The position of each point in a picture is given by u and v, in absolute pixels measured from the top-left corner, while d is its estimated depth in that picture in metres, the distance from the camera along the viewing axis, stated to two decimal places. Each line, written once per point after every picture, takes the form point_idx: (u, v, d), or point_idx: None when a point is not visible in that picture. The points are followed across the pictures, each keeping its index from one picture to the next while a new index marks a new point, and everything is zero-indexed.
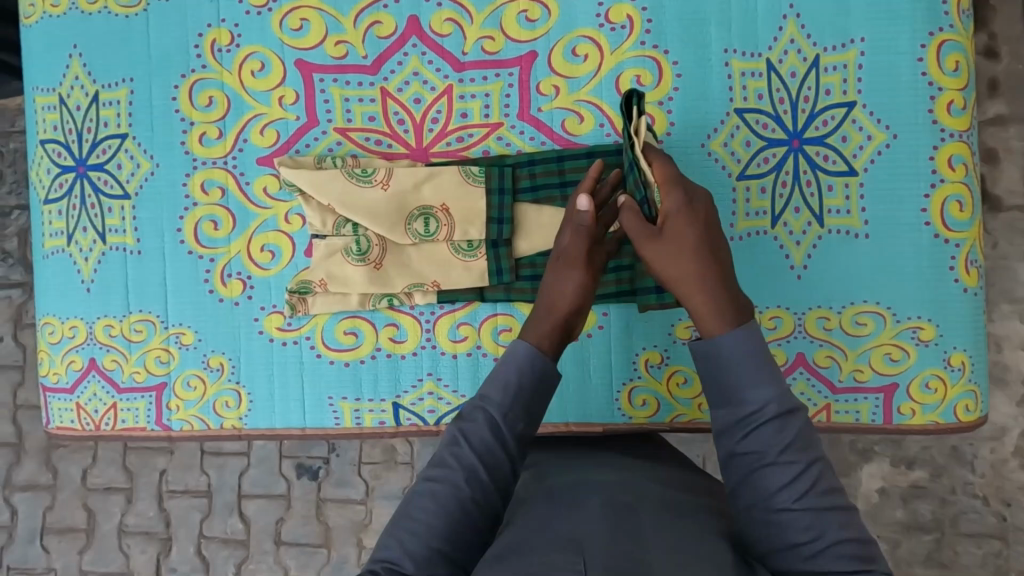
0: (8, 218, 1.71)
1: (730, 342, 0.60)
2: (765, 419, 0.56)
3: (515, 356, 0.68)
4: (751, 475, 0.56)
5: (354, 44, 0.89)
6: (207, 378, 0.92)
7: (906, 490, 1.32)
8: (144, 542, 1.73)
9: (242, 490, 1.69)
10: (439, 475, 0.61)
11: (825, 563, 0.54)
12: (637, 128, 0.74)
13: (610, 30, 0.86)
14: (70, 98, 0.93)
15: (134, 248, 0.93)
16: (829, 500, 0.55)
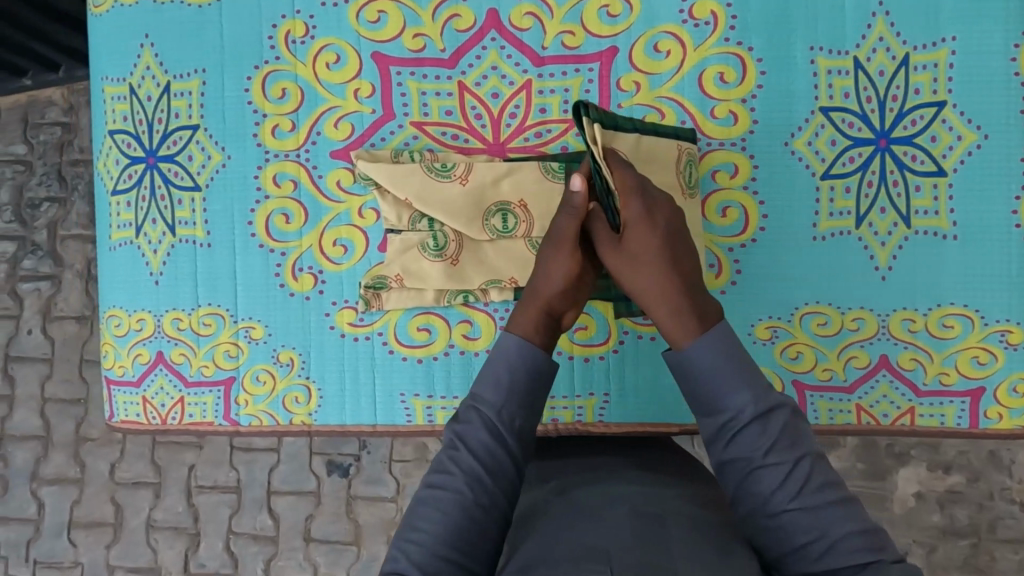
0: (37, 210, 1.71)
1: (703, 349, 0.63)
2: (744, 423, 0.59)
3: (507, 353, 0.68)
4: (743, 482, 0.59)
5: (432, 37, 0.88)
6: (276, 373, 0.91)
7: (942, 495, 1.35)
8: (172, 537, 1.71)
9: (271, 487, 1.67)
10: (441, 480, 0.62)
11: (836, 562, 0.54)
12: (591, 136, 0.73)
13: (693, 26, 0.85)
14: (141, 88, 0.92)
15: (204, 240, 0.92)
16: (828, 496, 0.56)
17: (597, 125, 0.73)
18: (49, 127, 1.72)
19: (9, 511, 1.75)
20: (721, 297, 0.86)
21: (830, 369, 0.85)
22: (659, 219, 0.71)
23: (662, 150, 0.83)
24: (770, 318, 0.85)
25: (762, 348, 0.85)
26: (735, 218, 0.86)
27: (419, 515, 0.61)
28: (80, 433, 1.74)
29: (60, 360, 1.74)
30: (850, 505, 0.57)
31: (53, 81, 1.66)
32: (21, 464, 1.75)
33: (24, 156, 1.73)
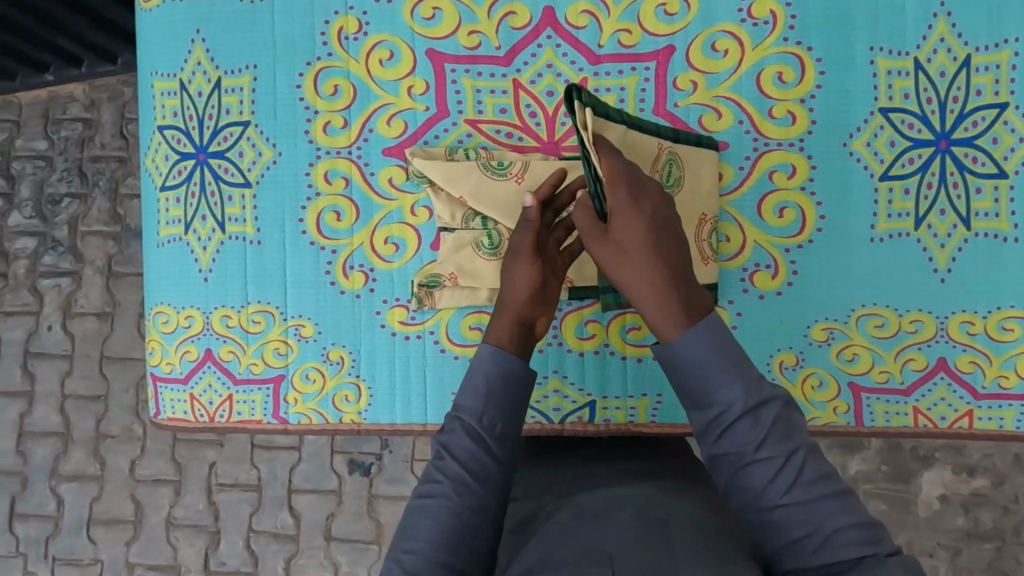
0: (58, 206, 1.70)
1: (694, 342, 0.59)
2: (735, 419, 0.56)
3: (482, 361, 0.69)
4: (734, 478, 0.57)
5: (488, 34, 0.87)
6: (326, 371, 0.91)
7: (967, 498, 1.35)
8: (193, 534, 1.69)
9: (293, 485, 1.66)
10: (430, 490, 0.62)
11: (829, 557, 0.53)
12: (581, 120, 0.70)
13: (752, 25, 0.85)
14: (192, 84, 0.91)
15: (254, 237, 0.91)
16: (823, 491, 0.54)
17: (588, 112, 0.70)
18: (70, 124, 1.72)
19: (29, 508, 1.74)
20: (776, 298, 0.86)
21: (887, 371, 0.84)
22: (646, 206, 0.65)
23: (642, 149, 0.81)
24: (826, 319, 0.85)
25: (819, 350, 0.85)
26: (792, 218, 0.85)
27: (411, 526, 0.61)
28: (100, 430, 1.72)
29: (80, 356, 1.72)
30: (846, 498, 0.55)
31: (74, 77, 1.65)
32: (40, 460, 1.74)
33: (44, 151, 1.73)
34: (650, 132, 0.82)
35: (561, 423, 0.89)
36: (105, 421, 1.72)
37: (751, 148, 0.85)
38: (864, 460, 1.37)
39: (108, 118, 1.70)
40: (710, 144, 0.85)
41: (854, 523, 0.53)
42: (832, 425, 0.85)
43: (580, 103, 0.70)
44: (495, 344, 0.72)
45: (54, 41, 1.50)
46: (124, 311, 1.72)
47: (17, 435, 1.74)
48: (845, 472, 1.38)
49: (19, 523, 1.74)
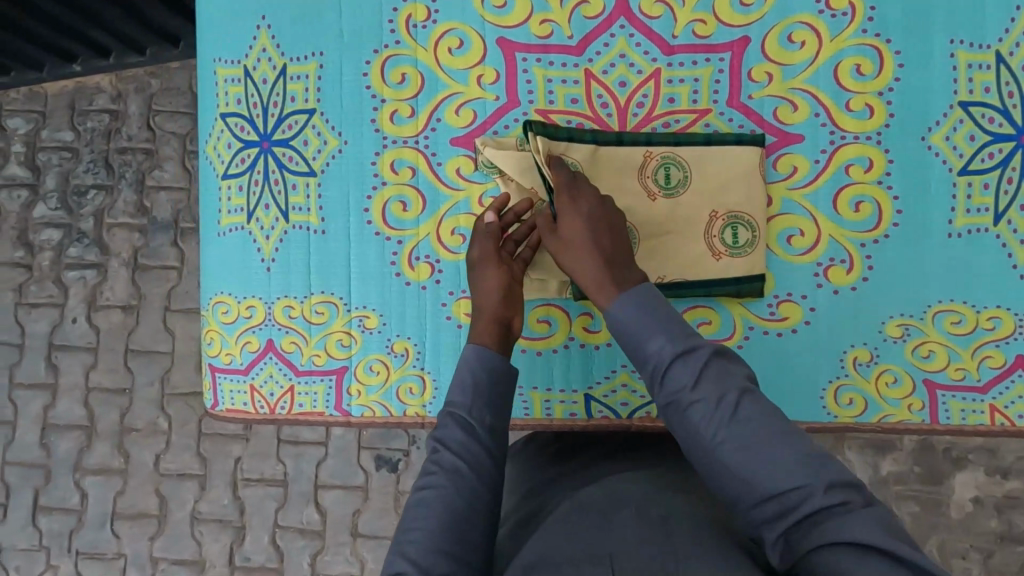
0: (86, 199, 1.67)
1: (624, 308, 0.68)
2: (667, 365, 0.63)
3: (467, 358, 0.74)
4: (679, 423, 0.62)
5: (560, 23, 0.86)
6: (391, 363, 0.90)
7: (1000, 500, 1.34)
8: (218, 530, 1.62)
9: (319, 480, 1.59)
10: (427, 482, 0.65)
11: (778, 488, 0.55)
12: (535, 144, 0.81)
13: (830, 16, 0.84)
14: (257, 71, 0.90)
15: (318, 227, 0.90)
16: (761, 424, 0.58)
17: (540, 139, 0.81)
18: (98, 115, 1.68)
19: (53, 501, 1.67)
20: (851, 293, 0.85)
21: (963, 368, 0.84)
22: (583, 205, 0.77)
23: (621, 158, 0.85)
24: (902, 315, 0.84)
25: (893, 346, 0.84)
26: (868, 212, 0.84)
27: (409, 520, 0.63)
28: (125, 423, 1.66)
29: (105, 349, 1.66)
30: (790, 434, 0.58)
31: (101, 68, 1.63)
32: (64, 454, 1.67)
33: (71, 143, 1.68)
34: (633, 142, 0.85)
35: (629, 419, 0.88)
36: (130, 414, 1.66)
37: (827, 141, 0.84)
38: (896, 461, 1.36)
39: (136, 109, 1.66)
40: (721, 139, 0.84)
41: (798, 456, 0.56)
42: (906, 422, 0.84)
43: (533, 130, 0.82)
44: (476, 344, 0.76)
45: (87, 32, 1.49)
46: (149, 304, 1.66)
47: (41, 428, 1.68)
48: (876, 472, 1.37)
49: (43, 516, 1.67)
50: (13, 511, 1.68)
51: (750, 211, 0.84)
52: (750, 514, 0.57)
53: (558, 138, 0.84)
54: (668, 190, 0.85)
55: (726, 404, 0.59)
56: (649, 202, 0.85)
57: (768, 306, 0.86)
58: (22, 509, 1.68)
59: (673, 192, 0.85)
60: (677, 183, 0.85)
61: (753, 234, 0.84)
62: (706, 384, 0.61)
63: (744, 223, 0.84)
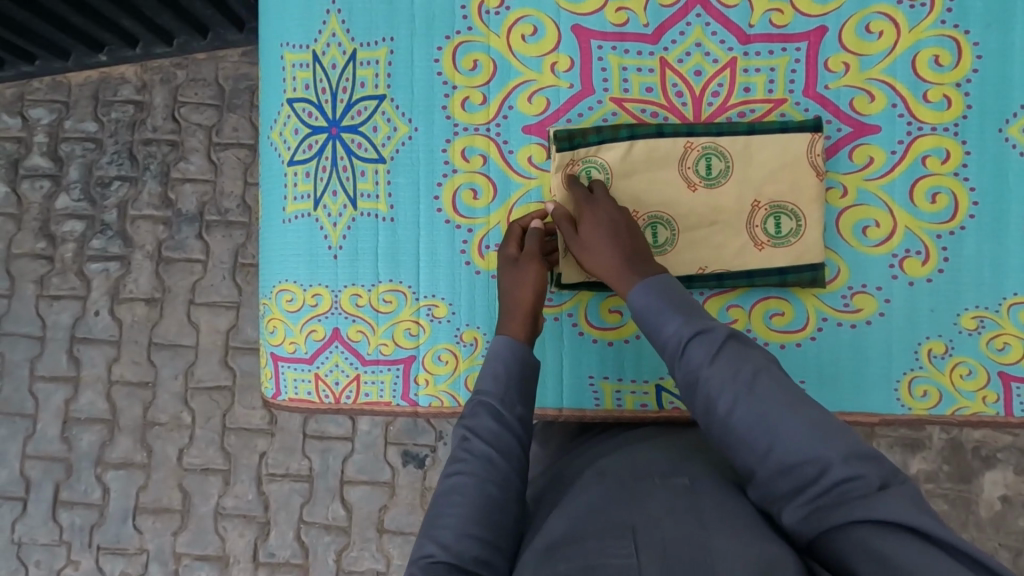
0: (109, 189, 1.63)
1: (644, 293, 0.69)
2: (685, 344, 0.63)
3: (496, 352, 0.75)
4: (693, 400, 0.61)
5: (636, 11, 0.86)
6: (459, 353, 0.89)
7: None
8: (243, 525, 1.59)
9: (345, 476, 1.56)
10: (458, 469, 0.66)
11: (790, 461, 0.54)
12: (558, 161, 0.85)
13: (909, 7, 0.83)
14: (326, 56, 0.89)
15: (387, 215, 0.89)
16: (776, 400, 0.57)
17: (560, 154, 0.85)
18: (122, 105, 1.64)
19: (74, 495, 1.63)
20: (926, 286, 0.84)
21: None
22: (601, 215, 0.78)
23: (663, 149, 0.84)
24: (977, 307, 0.84)
25: (969, 339, 0.84)
26: (944, 204, 0.84)
27: (439, 506, 0.64)
28: (148, 417, 1.62)
29: (128, 342, 1.63)
30: (806, 408, 0.57)
31: (128, 59, 1.61)
32: (86, 447, 1.64)
33: (94, 134, 1.65)
34: (673, 134, 0.84)
35: None
36: (154, 408, 1.62)
37: (904, 132, 0.84)
38: (926, 459, 1.35)
39: (161, 101, 1.63)
40: (764, 130, 0.83)
41: (814, 430, 0.55)
42: (981, 415, 0.84)
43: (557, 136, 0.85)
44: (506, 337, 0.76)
45: (118, 21, 1.47)
46: (173, 298, 1.62)
47: (62, 421, 1.64)
48: (906, 470, 1.36)
49: (64, 510, 1.64)
50: (34, 505, 1.65)
51: (793, 201, 0.83)
52: (767, 488, 0.56)
53: (588, 143, 0.84)
54: (710, 178, 0.84)
55: (741, 380, 0.59)
56: (690, 191, 0.84)
57: (842, 298, 0.85)
58: (43, 503, 1.64)
59: (716, 181, 0.84)
60: (722, 172, 0.84)
61: (799, 223, 0.83)
62: (722, 361, 0.60)
63: (787, 212, 0.83)
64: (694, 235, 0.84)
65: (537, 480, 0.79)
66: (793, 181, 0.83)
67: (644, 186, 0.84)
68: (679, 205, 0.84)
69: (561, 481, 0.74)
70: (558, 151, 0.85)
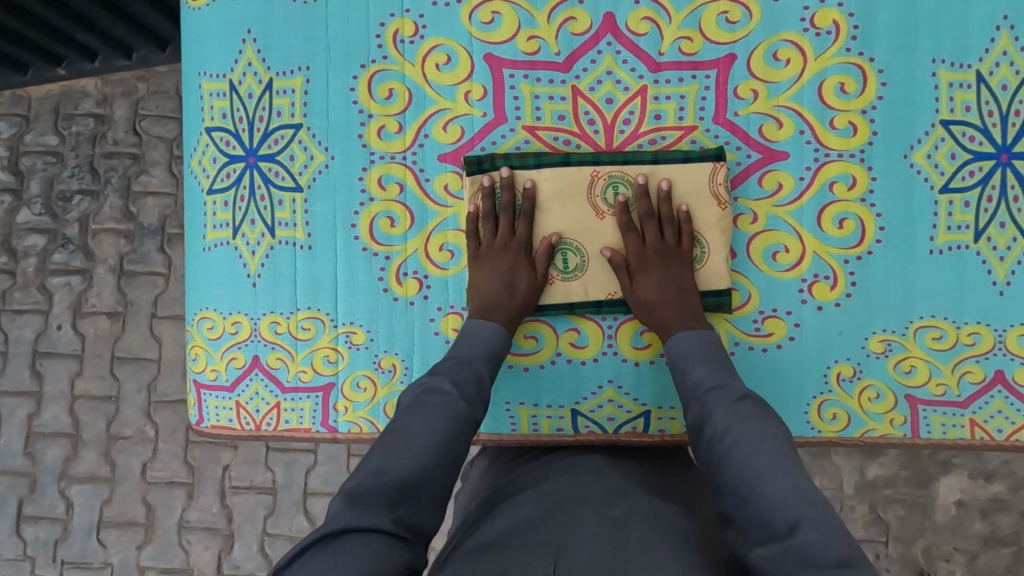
0: (70, 203, 1.63)
1: (681, 342, 0.78)
2: (705, 390, 0.71)
3: (478, 333, 0.81)
4: (699, 441, 0.68)
5: (547, 40, 0.86)
6: (378, 379, 0.90)
7: (986, 504, 1.35)
8: (207, 538, 1.59)
9: (309, 488, 1.55)
10: (429, 410, 0.70)
11: (768, 510, 0.57)
12: (474, 185, 0.86)
13: (815, 35, 0.84)
14: (242, 85, 0.90)
15: (305, 242, 0.90)
16: (771, 455, 0.61)
17: (472, 180, 0.86)
18: (83, 119, 1.64)
19: (39, 510, 1.64)
20: (835, 310, 0.85)
21: (944, 384, 0.85)
22: (654, 278, 0.82)
23: (571, 178, 0.85)
24: (884, 331, 0.85)
25: (876, 362, 0.85)
26: (852, 229, 0.85)
27: (414, 434, 0.67)
28: (112, 432, 1.62)
29: (91, 356, 1.63)
30: (799, 476, 0.60)
31: (87, 72, 1.59)
32: (50, 462, 1.64)
33: (55, 147, 1.65)
34: (582, 162, 0.85)
35: (615, 434, 0.88)
36: (117, 422, 1.62)
37: (812, 158, 0.85)
38: (884, 465, 1.35)
39: (122, 114, 1.62)
40: (668, 160, 0.85)
41: (800, 494, 0.58)
42: (888, 437, 0.85)
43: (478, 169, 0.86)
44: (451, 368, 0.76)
45: (73, 35, 1.45)
46: (136, 311, 1.62)
47: (26, 436, 1.65)
48: (862, 476, 1.37)
49: (28, 525, 1.64)
50: None
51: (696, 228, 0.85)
52: (739, 527, 0.59)
53: (496, 169, 0.86)
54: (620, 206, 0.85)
55: (745, 429, 0.64)
56: (598, 220, 0.85)
57: (753, 322, 0.87)
58: (7, 518, 1.64)
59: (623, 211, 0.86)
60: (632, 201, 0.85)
61: (703, 250, 0.85)
62: (733, 409, 0.67)
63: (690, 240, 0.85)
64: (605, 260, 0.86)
65: (482, 494, 0.80)
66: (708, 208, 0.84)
67: (554, 217, 0.86)
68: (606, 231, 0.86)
69: (502, 493, 0.76)
70: (467, 176, 0.86)
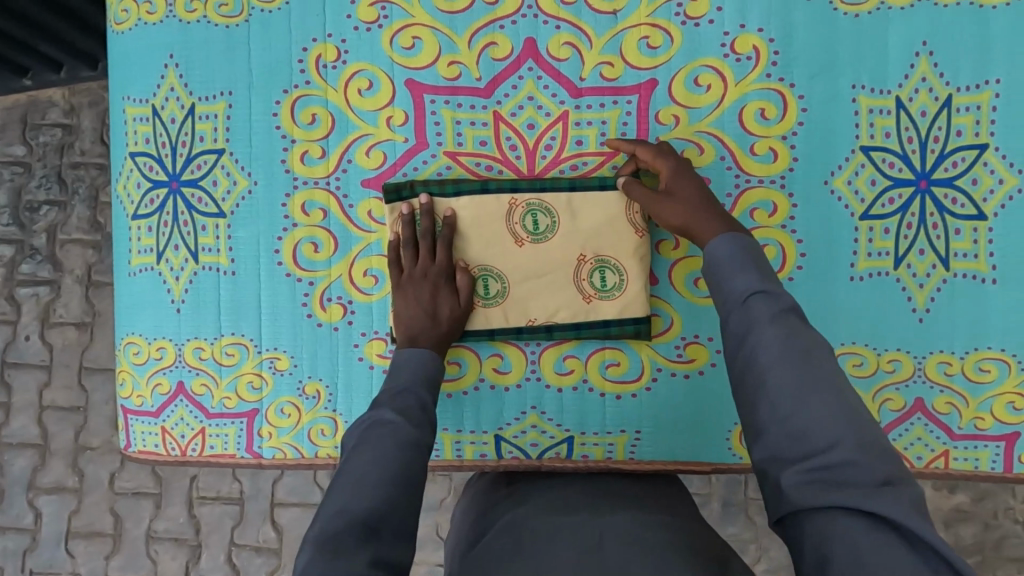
0: (36, 215, 1.56)
1: (725, 244, 0.70)
2: (747, 297, 0.65)
3: (406, 364, 0.78)
4: (739, 348, 0.63)
5: (468, 65, 0.86)
6: (302, 406, 0.90)
7: (949, 514, 1.31)
8: (173, 548, 1.54)
9: (276, 498, 1.52)
10: (377, 441, 0.66)
11: (808, 431, 0.56)
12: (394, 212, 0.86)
13: (735, 61, 0.84)
14: (165, 110, 0.89)
15: (228, 268, 0.89)
16: (817, 377, 0.58)
17: (392, 211, 0.86)
18: (50, 129, 1.54)
19: (5, 520, 1.58)
20: None
21: None
22: (688, 180, 0.78)
23: (488, 206, 0.85)
24: None
25: None
26: (772, 255, 0.85)
27: (363, 471, 0.63)
28: (80, 442, 1.57)
29: (59, 366, 1.54)
30: (844, 394, 0.57)
31: (54, 83, 1.46)
32: (17, 473, 1.57)
33: (22, 157, 1.54)
34: (500, 189, 0.85)
35: (538, 459, 0.88)
36: (86, 431, 1.57)
37: (732, 185, 0.85)
38: None
39: (89, 124, 1.54)
40: (586, 186, 0.85)
41: (844, 414, 0.55)
42: None
43: (400, 196, 0.86)
44: (391, 388, 0.75)
45: (35, 46, 1.32)
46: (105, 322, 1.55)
47: None
48: None
49: None
50: None
51: (614, 255, 0.85)
52: (774, 448, 0.57)
53: (415, 196, 0.86)
54: (539, 232, 0.85)
55: (791, 346, 0.60)
56: (516, 247, 0.85)
57: (675, 348, 0.87)
58: None
59: (542, 237, 0.85)
60: (551, 227, 0.85)
61: (621, 277, 0.85)
62: (779, 321, 0.62)
63: (610, 266, 0.85)
64: (526, 287, 0.86)
65: (475, 514, 0.81)
66: (629, 235, 0.84)
67: (475, 242, 0.86)
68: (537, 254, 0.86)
69: (494, 515, 0.77)
70: (386, 204, 0.86)
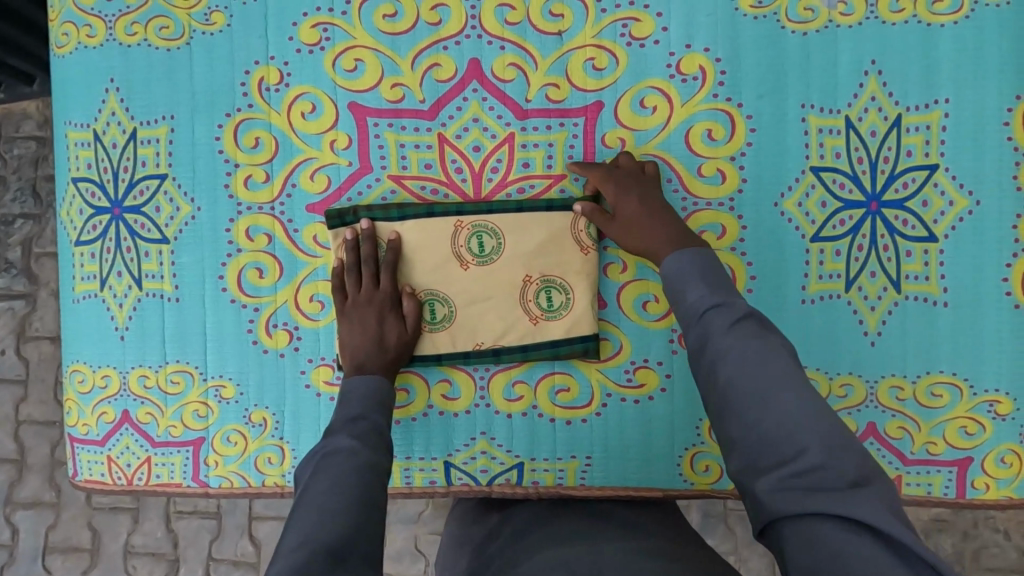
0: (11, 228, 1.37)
1: (679, 259, 0.71)
2: (704, 309, 0.65)
3: (356, 392, 0.75)
4: (702, 361, 0.62)
5: (411, 87, 0.85)
6: (249, 434, 0.89)
7: (927, 523, 1.23)
8: (152, 564, 1.40)
9: (253, 512, 1.38)
10: (330, 468, 0.63)
11: (778, 436, 0.53)
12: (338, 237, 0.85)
13: (681, 81, 0.82)
14: (106, 135, 0.88)
15: (172, 294, 0.88)
16: (780, 379, 0.56)
17: (337, 236, 0.85)
18: (25, 142, 1.37)
19: None
20: None
21: None
22: (643, 191, 0.79)
23: (433, 230, 0.84)
24: None
25: None
26: None
27: (321, 499, 0.59)
28: (57, 457, 1.40)
29: (34, 380, 1.38)
30: (808, 396, 0.55)
31: (26, 96, 1.27)
32: None
33: None
34: (444, 212, 0.84)
35: (488, 486, 0.87)
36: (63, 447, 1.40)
37: (680, 207, 0.83)
38: None
39: None
40: (532, 207, 0.83)
41: (811, 416, 0.53)
42: None
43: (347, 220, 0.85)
44: (345, 415, 0.72)
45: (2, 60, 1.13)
46: None
47: None
48: None
49: None
50: None
51: (560, 274, 0.84)
52: (748, 459, 0.54)
53: (358, 221, 0.84)
54: (484, 253, 0.84)
55: (750, 351, 0.59)
56: (462, 270, 0.84)
57: (625, 372, 0.85)
58: None
59: (488, 259, 0.84)
60: (495, 249, 0.84)
61: (568, 296, 0.84)
62: (735, 331, 0.61)
63: (556, 286, 0.84)
64: (472, 311, 0.85)
65: (476, 541, 0.78)
66: (574, 258, 0.84)
67: (420, 265, 0.85)
68: (483, 278, 0.84)
69: (492, 548, 0.73)
70: (330, 230, 0.85)
